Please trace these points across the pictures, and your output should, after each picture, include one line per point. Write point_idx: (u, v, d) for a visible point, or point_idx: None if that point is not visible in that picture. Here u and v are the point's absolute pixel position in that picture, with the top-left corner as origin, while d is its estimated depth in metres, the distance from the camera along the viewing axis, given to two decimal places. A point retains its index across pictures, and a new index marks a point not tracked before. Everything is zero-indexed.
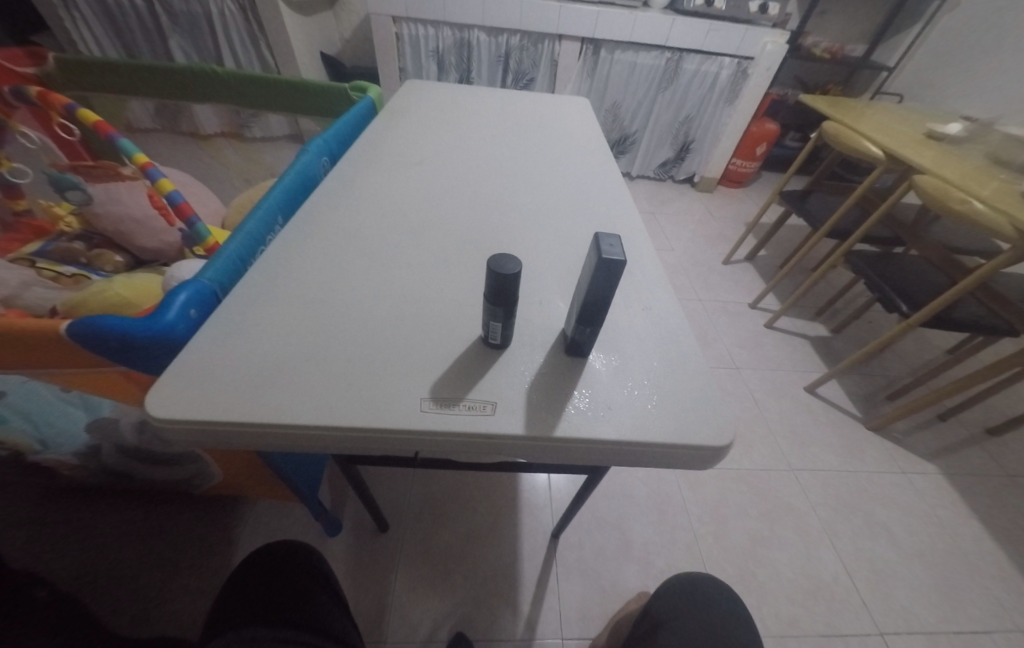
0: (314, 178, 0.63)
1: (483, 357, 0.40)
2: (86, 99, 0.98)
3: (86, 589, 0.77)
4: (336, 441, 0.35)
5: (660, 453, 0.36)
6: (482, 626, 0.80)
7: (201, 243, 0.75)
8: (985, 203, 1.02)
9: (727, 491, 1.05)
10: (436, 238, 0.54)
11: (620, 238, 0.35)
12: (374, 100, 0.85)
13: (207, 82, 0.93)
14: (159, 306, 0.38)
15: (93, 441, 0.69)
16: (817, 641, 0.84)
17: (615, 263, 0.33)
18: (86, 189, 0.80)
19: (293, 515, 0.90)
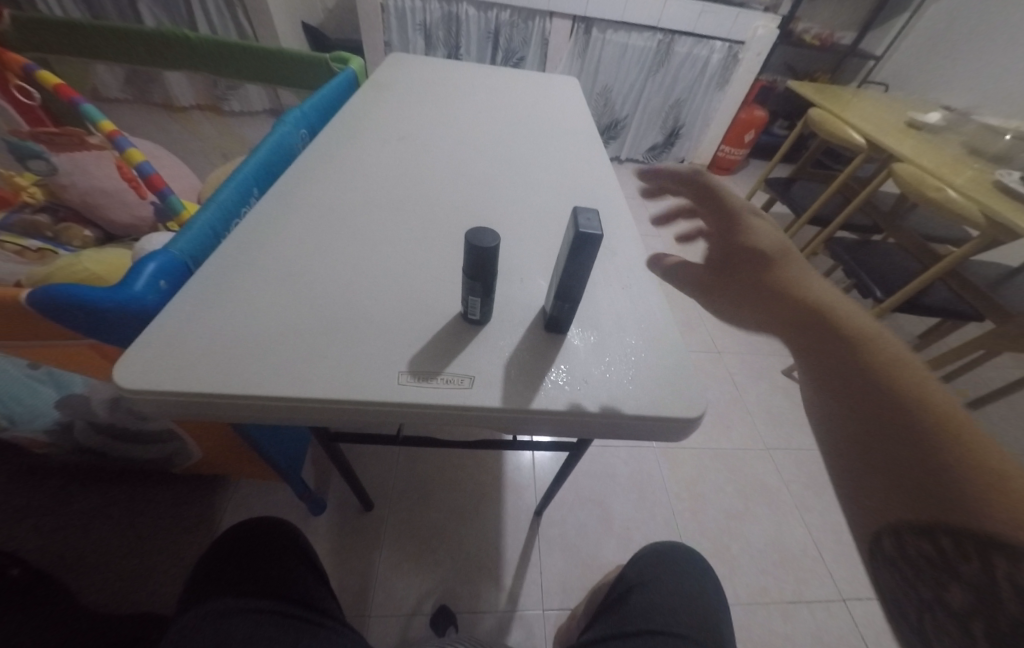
0: (291, 151, 0.61)
1: (462, 331, 0.40)
2: (46, 62, 0.92)
3: (65, 567, 0.77)
4: (312, 413, 0.35)
5: (633, 424, 0.37)
6: (464, 599, 0.82)
7: (174, 218, 0.73)
8: (958, 192, 1.06)
9: (704, 470, 1.09)
10: (417, 214, 0.53)
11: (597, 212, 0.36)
12: (356, 72, 0.82)
13: (179, 49, 0.88)
14: (126, 277, 0.37)
15: (65, 418, 0.68)
16: (782, 607, 0.89)
17: (591, 237, 0.34)
18: (51, 158, 0.76)
19: (277, 495, 0.90)
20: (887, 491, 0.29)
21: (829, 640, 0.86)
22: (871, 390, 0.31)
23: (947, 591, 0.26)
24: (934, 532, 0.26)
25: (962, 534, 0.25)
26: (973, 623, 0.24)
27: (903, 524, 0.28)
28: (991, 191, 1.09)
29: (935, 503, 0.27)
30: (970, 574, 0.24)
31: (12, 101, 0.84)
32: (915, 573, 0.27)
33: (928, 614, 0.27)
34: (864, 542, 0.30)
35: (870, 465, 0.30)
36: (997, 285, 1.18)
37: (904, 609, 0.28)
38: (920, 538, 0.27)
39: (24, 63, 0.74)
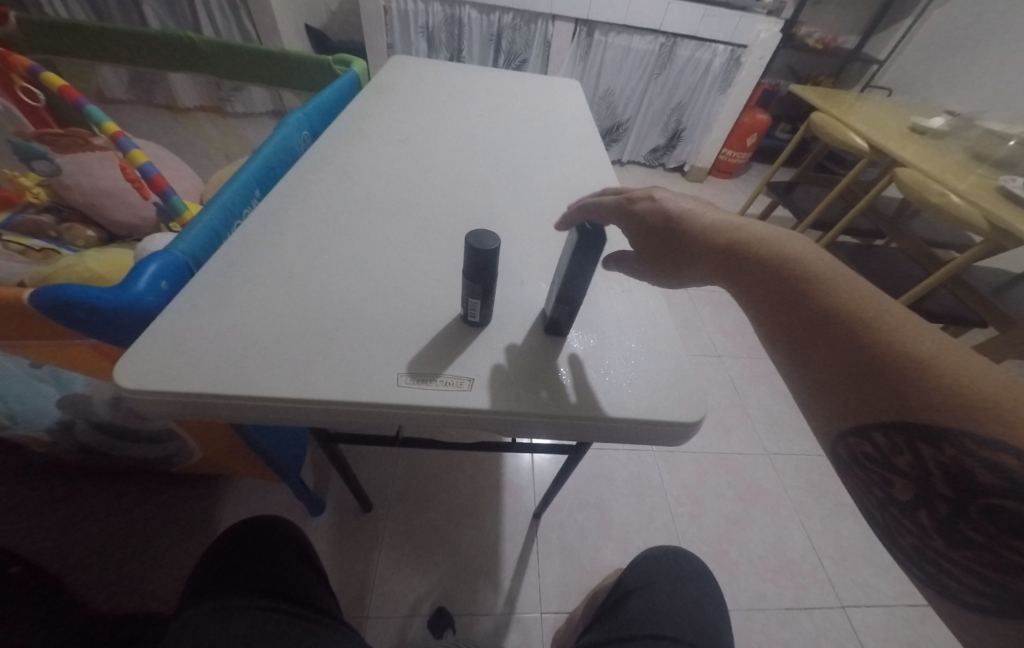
0: (293, 152, 0.61)
1: (462, 333, 0.40)
2: (51, 64, 0.93)
3: (64, 566, 0.77)
4: (311, 414, 0.35)
5: (631, 428, 0.37)
6: (462, 601, 0.82)
7: (176, 218, 0.73)
8: (962, 197, 1.06)
9: (704, 473, 1.09)
10: (417, 216, 0.53)
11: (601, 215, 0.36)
12: (358, 74, 0.83)
13: (183, 51, 0.89)
14: (128, 277, 0.38)
15: (66, 417, 0.68)
16: (781, 613, 0.89)
17: (597, 238, 0.34)
18: (55, 159, 0.77)
19: (276, 495, 0.90)
20: (832, 400, 0.31)
21: (827, 646, 0.86)
22: (807, 310, 0.32)
23: (893, 484, 0.29)
24: (874, 432, 0.28)
25: (894, 430, 0.27)
26: (917, 511, 0.28)
27: (849, 429, 0.30)
28: (994, 196, 1.09)
29: (871, 406, 0.28)
30: (908, 468, 0.27)
31: (17, 101, 0.85)
32: (868, 473, 0.30)
33: (886, 511, 0.30)
34: (824, 448, 0.32)
35: (815, 378, 0.32)
36: (1000, 290, 1.18)
37: (867, 505, 0.31)
38: (863, 441, 0.29)
39: (29, 65, 0.74)
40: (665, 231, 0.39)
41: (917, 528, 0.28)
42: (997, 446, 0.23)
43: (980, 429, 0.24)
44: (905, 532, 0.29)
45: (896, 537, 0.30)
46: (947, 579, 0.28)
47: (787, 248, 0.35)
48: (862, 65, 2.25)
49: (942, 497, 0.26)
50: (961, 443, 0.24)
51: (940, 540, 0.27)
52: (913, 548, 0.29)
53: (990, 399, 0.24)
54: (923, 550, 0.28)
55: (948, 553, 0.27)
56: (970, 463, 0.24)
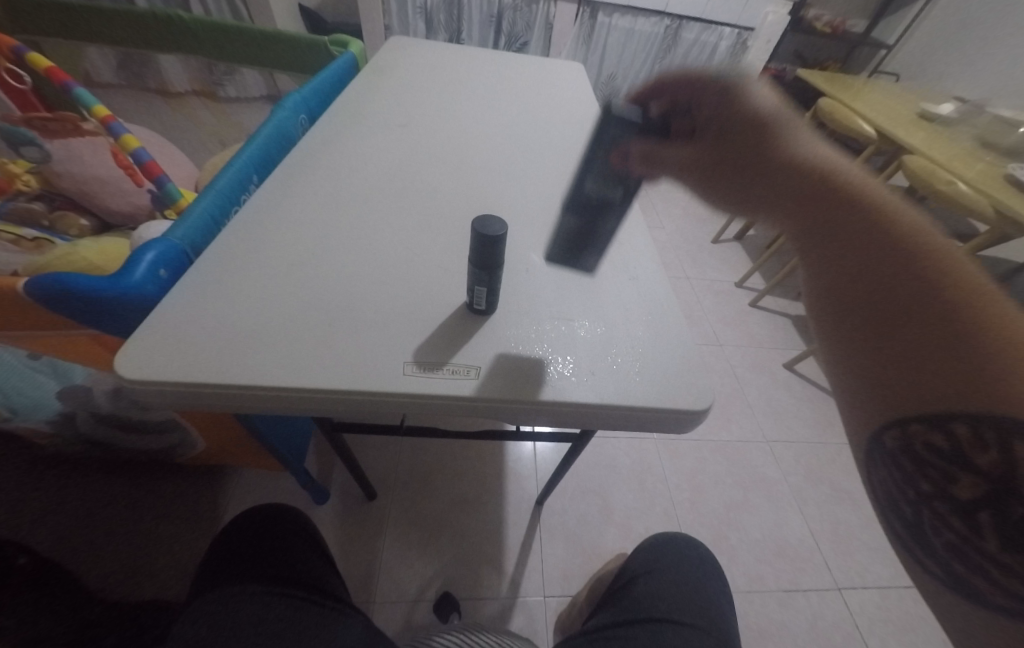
0: (290, 137, 0.59)
1: (467, 322, 0.40)
2: (38, 45, 0.90)
3: (71, 555, 0.77)
4: (315, 403, 0.35)
5: (639, 416, 0.37)
6: (467, 586, 0.83)
7: (172, 205, 0.72)
8: (970, 185, 1.04)
9: (705, 460, 1.09)
10: (419, 203, 0.52)
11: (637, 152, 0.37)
12: (356, 56, 0.80)
13: (174, 32, 0.86)
14: (126, 265, 0.37)
15: (68, 409, 0.67)
16: (779, 595, 0.91)
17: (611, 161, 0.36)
18: (44, 145, 0.74)
19: (280, 483, 0.91)
20: (898, 380, 0.28)
21: (824, 627, 0.88)
22: (890, 278, 0.29)
23: (953, 480, 0.25)
24: (945, 420, 0.25)
25: (972, 416, 0.24)
26: (978, 512, 0.24)
27: (909, 414, 0.27)
28: (1002, 184, 1.08)
29: (943, 387, 0.25)
30: (985, 464, 0.23)
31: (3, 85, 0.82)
32: (919, 465, 0.27)
33: (924, 508, 0.27)
34: (857, 443, 0.30)
35: (884, 352, 0.29)
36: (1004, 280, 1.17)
37: (900, 503, 0.28)
38: (929, 431, 0.25)
39: (13, 45, 0.73)
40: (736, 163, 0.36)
41: (967, 529, 0.24)
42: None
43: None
44: (947, 531, 0.26)
45: (930, 535, 0.27)
46: (975, 583, 0.25)
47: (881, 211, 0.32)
48: (870, 49, 2.20)
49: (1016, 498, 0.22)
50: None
51: (993, 543, 0.23)
52: (951, 549, 0.26)
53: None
54: (973, 554, 0.24)
55: (1002, 558, 0.23)
56: None
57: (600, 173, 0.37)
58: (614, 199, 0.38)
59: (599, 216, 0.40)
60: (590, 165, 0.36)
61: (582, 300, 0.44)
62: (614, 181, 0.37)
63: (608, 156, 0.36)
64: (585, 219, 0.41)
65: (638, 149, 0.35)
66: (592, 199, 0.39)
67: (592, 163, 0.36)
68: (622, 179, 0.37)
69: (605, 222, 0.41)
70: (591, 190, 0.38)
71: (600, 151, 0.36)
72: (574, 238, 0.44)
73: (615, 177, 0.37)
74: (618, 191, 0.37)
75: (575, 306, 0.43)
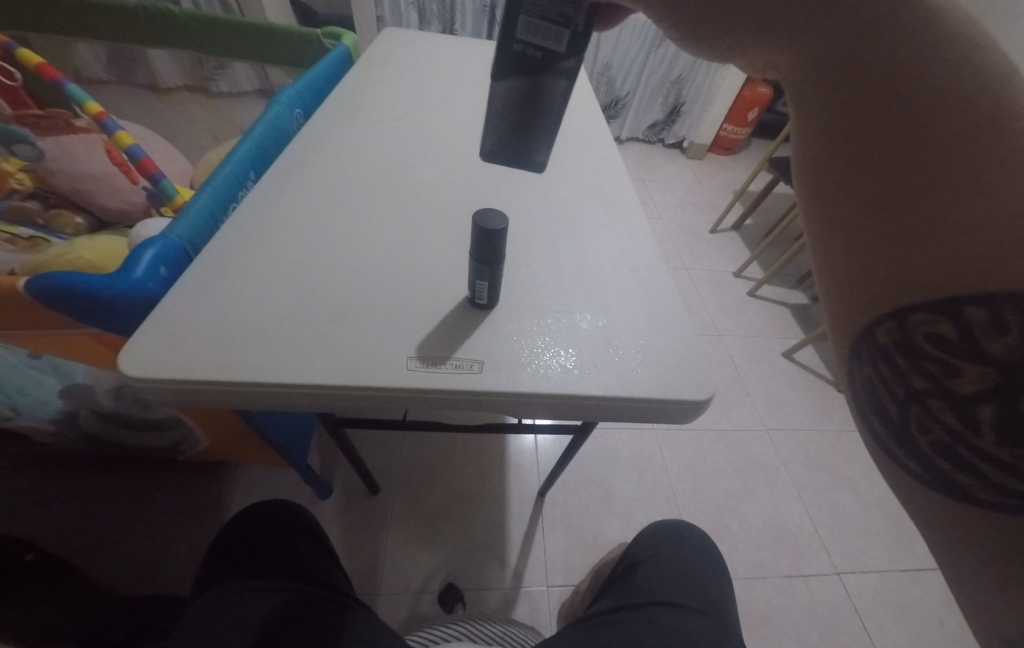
0: (286, 132, 0.59)
1: (469, 317, 0.40)
2: (26, 41, 0.88)
3: (75, 553, 0.78)
4: (320, 399, 0.35)
5: (642, 408, 0.37)
6: (471, 577, 0.85)
7: (168, 203, 0.71)
8: None
9: (705, 450, 1.10)
10: (418, 196, 0.52)
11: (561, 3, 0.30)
12: (350, 48, 0.79)
13: (162, 25, 0.84)
14: (126, 264, 0.37)
15: (69, 407, 0.67)
16: (779, 581, 0.92)
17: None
18: (36, 143, 0.73)
19: (284, 479, 0.91)
20: (899, 263, 0.20)
21: (822, 611, 0.90)
22: (889, 113, 0.20)
23: (954, 375, 0.19)
24: (958, 305, 0.18)
25: (997, 299, 0.17)
26: (978, 407, 0.18)
27: (914, 302, 0.20)
28: None
29: (955, 267, 0.18)
30: (999, 353, 0.17)
31: None
32: (916, 360, 0.21)
33: (912, 407, 0.21)
34: (841, 343, 0.24)
35: (885, 225, 0.21)
36: None
37: (881, 400, 0.23)
38: (937, 319, 0.19)
39: (4, 41, 0.71)
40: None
41: (959, 426, 0.19)
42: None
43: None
44: (934, 429, 0.21)
45: (912, 435, 0.22)
46: (962, 486, 0.20)
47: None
48: None
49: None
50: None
51: (992, 439, 0.18)
52: (935, 448, 0.21)
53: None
54: (951, 449, 0.20)
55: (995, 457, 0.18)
56: None
57: (533, 15, 0.31)
58: (557, 53, 0.33)
59: (541, 76, 0.34)
60: (519, 5, 0.31)
61: (584, 293, 0.44)
62: (549, 26, 0.31)
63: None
64: (529, 86, 0.35)
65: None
66: (529, 57, 0.33)
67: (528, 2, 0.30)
68: (566, 19, 0.31)
69: (548, 86, 0.35)
70: (525, 42, 0.33)
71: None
72: (520, 116, 0.38)
73: (553, 19, 0.31)
74: (560, 39, 0.32)
75: (576, 299, 0.43)
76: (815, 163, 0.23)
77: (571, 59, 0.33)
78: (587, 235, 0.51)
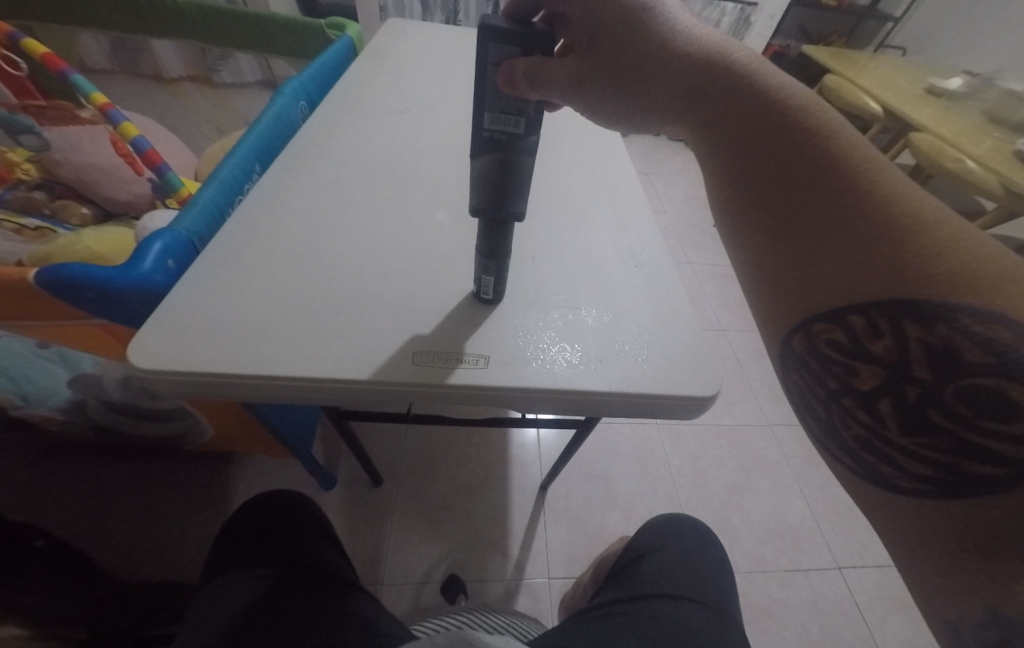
0: (290, 125, 0.59)
1: (475, 312, 0.40)
2: (32, 31, 0.88)
3: (85, 540, 0.79)
4: (327, 393, 0.35)
5: (647, 405, 0.37)
6: (474, 569, 0.86)
7: (174, 194, 0.71)
8: (978, 162, 1.13)
9: (707, 446, 1.11)
10: (423, 189, 0.52)
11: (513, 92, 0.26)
12: (354, 39, 0.78)
13: (165, 13, 0.84)
14: (134, 257, 0.37)
15: (78, 397, 0.68)
16: (780, 576, 0.93)
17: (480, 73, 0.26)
18: (42, 133, 0.74)
19: (289, 470, 0.92)
20: (797, 282, 0.25)
21: (823, 605, 0.90)
22: (773, 165, 0.26)
23: (855, 374, 0.24)
24: (845, 314, 0.23)
25: (875, 308, 0.22)
26: (878, 401, 0.23)
27: (814, 314, 0.25)
28: (1009, 160, 1.14)
29: (837, 283, 0.23)
30: (882, 352, 0.22)
31: None
32: (824, 363, 0.25)
33: (833, 404, 0.25)
34: (767, 350, 0.28)
35: (781, 252, 0.26)
36: None
37: (810, 402, 0.26)
38: (832, 327, 0.24)
39: (9, 30, 0.72)
40: (630, 64, 0.30)
41: (870, 420, 0.23)
42: (999, 319, 0.18)
43: (984, 296, 0.19)
44: (854, 424, 0.24)
45: (838, 429, 0.25)
46: (884, 473, 0.23)
47: (775, 78, 0.27)
48: (878, 22, 2.08)
49: (916, 382, 0.21)
50: (956, 314, 0.19)
51: (895, 428, 0.22)
52: (857, 442, 0.24)
53: (999, 264, 0.20)
54: (869, 441, 0.24)
55: (902, 446, 0.22)
56: (971, 346, 0.19)
57: (494, 103, 0.27)
58: (517, 135, 0.28)
59: (508, 161, 0.29)
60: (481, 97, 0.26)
61: (589, 289, 0.44)
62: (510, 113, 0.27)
63: (490, 85, 0.26)
64: (498, 172, 0.29)
65: (523, 63, 0.25)
66: (493, 143, 0.28)
67: (481, 93, 0.26)
68: (520, 108, 0.27)
69: (519, 168, 0.29)
70: (488, 130, 0.28)
71: (480, 78, 0.26)
72: (495, 198, 0.30)
73: (511, 108, 0.27)
74: (520, 123, 0.28)
75: (582, 295, 0.43)
76: (723, 204, 0.29)
77: (535, 137, 0.29)
78: (592, 229, 0.50)
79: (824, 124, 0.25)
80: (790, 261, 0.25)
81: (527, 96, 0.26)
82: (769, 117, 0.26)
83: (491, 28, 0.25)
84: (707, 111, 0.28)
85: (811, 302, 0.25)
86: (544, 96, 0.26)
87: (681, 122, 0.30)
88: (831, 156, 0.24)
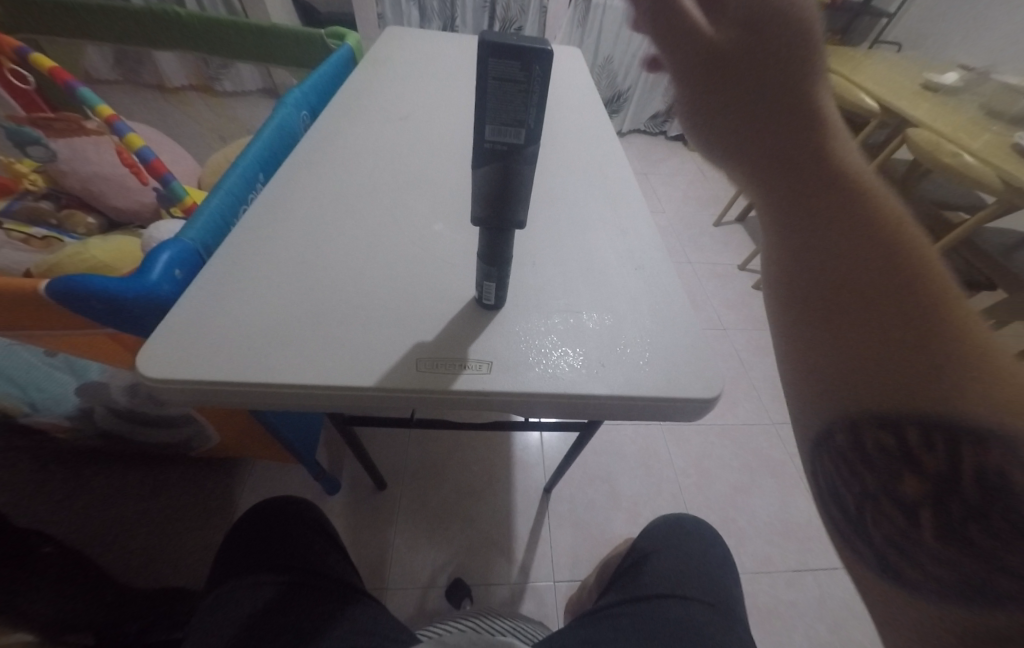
0: (292, 133, 0.59)
1: (477, 317, 0.40)
2: (38, 45, 0.90)
3: (90, 545, 0.80)
4: (333, 400, 0.35)
5: (649, 408, 0.37)
6: (479, 572, 0.86)
7: (178, 203, 0.72)
8: (975, 156, 1.12)
9: (711, 445, 1.11)
10: (424, 195, 0.53)
11: (511, 98, 0.25)
12: (354, 48, 0.79)
13: (168, 25, 0.85)
14: (142, 267, 0.38)
15: (85, 404, 0.69)
16: (787, 576, 0.92)
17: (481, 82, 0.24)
18: (49, 144, 0.75)
19: (294, 475, 0.93)
20: (839, 368, 0.24)
21: (832, 605, 0.90)
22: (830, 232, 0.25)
23: (897, 480, 0.22)
24: (894, 420, 0.22)
25: (926, 420, 0.21)
26: (920, 512, 0.21)
27: (853, 410, 0.23)
28: (1008, 153, 1.14)
29: (889, 383, 0.22)
30: (931, 464, 0.21)
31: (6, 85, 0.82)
32: (861, 457, 0.23)
33: (866, 502, 0.24)
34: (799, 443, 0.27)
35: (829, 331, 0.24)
36: (1007, 252, 1.18)
37: (838, 490, 0.25)
38: (879, 430, 0.22)
39: (16, 45, 0.73)
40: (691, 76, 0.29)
41: (904, 524, 0.22)
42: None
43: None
44: (884, 523, 0.23)
45: (866, 526, 0.24)
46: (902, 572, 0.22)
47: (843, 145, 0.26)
48: (873, 19, 2.09)
49: (963, 499, 0.20)
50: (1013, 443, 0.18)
51: (928, 535, 0.21)
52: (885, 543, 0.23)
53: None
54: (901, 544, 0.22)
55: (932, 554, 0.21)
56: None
57: (494, 115, 0.26)
58: (518, 146, 0.28)
59: (509, 172, 0.29)
60: (482, 110, 0.26)
61: (591, 292, 0.44)
62: (509, 126, 0.27)
63: (490, 97, 0.25)
64: (499, 182, 0.29)
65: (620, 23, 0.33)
66: (493, 155, 0.28)
67: (481, 104, 0.26)
68: (520, 119, 0.26)
69: (518, 179, 0.29)
70: (488, 141, 0.27)
71: (481, 91, 0.25)
72: (496, 207, 0.30)
73: (511, 119, 0.26)
74: (520, 134, 0.27)
75: (583, 298, 0.44)
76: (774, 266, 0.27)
77: (535, 147, 0.28)
78: (593, 232, 0.51)
79: (885, 206, 0.25)
80: (836, 340, 0.24)
81: (528, 102, 0.25)
82: (832, 183, 0.25)
83: (491, 40, 0.23)
84: (771, 161, 0.27)
85: (860, 391, 0.23)
86: (544, 105, 0.26)
87: (737, 160, 0.29)
88: (890, 242, 0.24)
